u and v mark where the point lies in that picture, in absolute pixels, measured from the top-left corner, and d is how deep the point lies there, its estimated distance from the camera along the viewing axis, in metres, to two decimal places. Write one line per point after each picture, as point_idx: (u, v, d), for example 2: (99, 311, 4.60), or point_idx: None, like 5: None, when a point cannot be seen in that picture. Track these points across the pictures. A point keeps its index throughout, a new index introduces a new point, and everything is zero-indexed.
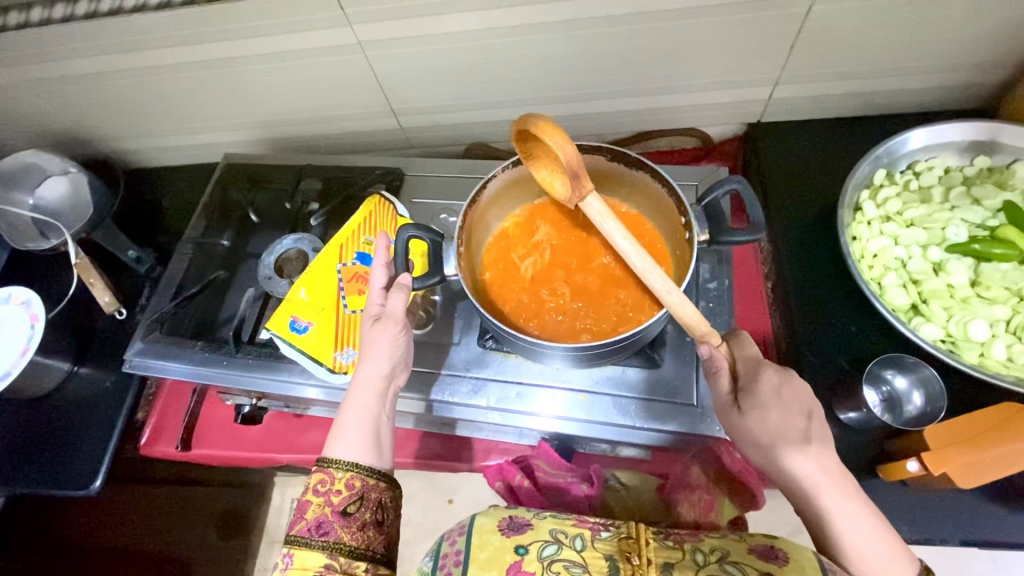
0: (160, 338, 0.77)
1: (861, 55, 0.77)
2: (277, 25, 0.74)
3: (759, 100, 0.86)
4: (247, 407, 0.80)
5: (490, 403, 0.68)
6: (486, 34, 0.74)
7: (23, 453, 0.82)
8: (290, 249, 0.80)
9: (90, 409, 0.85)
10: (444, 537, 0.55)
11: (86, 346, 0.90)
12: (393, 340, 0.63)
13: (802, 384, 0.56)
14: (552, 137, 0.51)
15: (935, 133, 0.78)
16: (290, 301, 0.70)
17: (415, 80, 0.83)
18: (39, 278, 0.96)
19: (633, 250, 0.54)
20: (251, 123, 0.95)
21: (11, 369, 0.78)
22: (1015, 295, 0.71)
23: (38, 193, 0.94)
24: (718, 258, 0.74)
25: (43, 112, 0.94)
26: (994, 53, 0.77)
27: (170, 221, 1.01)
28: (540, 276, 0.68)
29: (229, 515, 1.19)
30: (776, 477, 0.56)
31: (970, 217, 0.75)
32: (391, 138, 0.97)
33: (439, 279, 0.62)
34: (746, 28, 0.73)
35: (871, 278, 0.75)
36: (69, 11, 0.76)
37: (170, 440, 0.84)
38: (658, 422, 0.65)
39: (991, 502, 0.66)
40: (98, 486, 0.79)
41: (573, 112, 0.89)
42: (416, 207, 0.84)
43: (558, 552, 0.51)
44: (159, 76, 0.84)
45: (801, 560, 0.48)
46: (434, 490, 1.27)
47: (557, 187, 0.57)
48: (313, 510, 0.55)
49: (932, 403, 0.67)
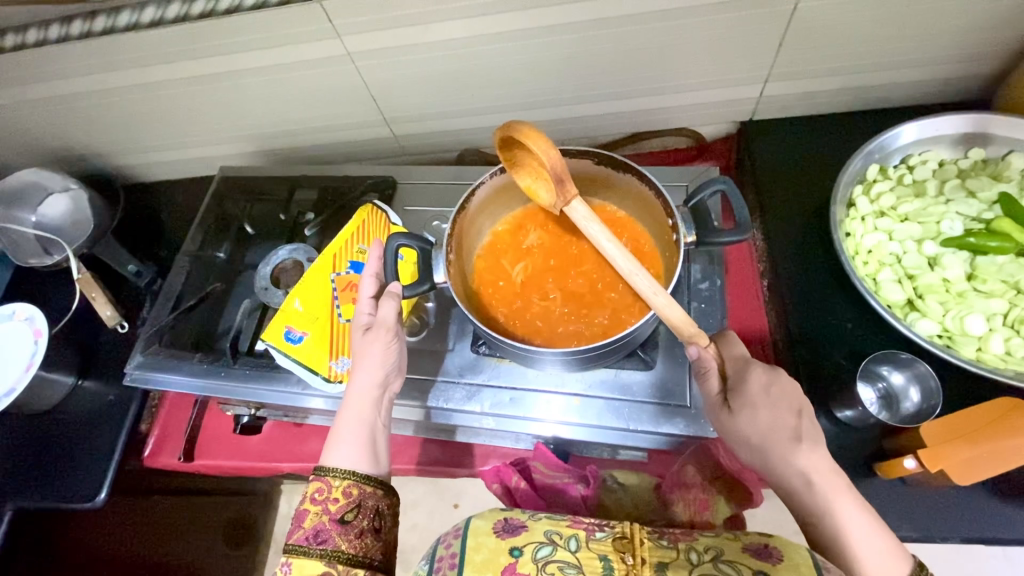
0: (159, 351, 0.78)
1: (852, 51, 0.77)
2: (269, 39, 0.75)
3: (748, 98, 0.86)
4: (247, 417, 0.80)
5: (484, 408, 0.69)
6: (471, 42, 0.75)
7: (25, 469, 0.83)
8: (286, 259, 0.81)
9: (93, 423, 0.86)
10: (440, 540, 0.55)
11: (88, 360, 0.91)
12: (384, 348, 0.64)
13: (790, 382, 0.56)
14: (536, 142, 0.51)
15: (927, 126, 0.77)
16: (285, 311, 0.71)
17: (406, 89, 0.83)
18: (44, 294, 0.97)
19: (618, 253, 0.54)
20: (246, 136, 0.96)
21: (15, 385, 0.80)
22: (1013, 287, 0.70)
23: (40, 211, 0.95)
24: (709, 258, 0.74)
25: (42, 130, 0.96)
26: (986, 44, 0.76)
27: (171, 234, 1.02)
28: (530, 281, 0.68)
29: (235, 525, 1.21)
30: (774, 479, 0.56)
31: (966, 211, 0.74)
32: (383, 146, 0.98)
33: (429, 286, 0.62)
34: (734, 27, 0.73)
35: (865, 274, 0.75)
36: (64, 32, 0.76)
37: (173, 451, 0.86)
38: (654, 423, 0.65)
39: (993, 498, 0.65)
40: (103, 498, 0.81)
41: (564, 116, 0.89)
42: (408, 215, 0.85)
43: (552, 553, 0.51)
44: (156, 92, 0.86)
45: (795, 557, 0.48)
46: (440, 495, 1.28)
47: (541, 194, 0.58)
48: (310, 519, 0.55)
49: (928, 401, 0.66)
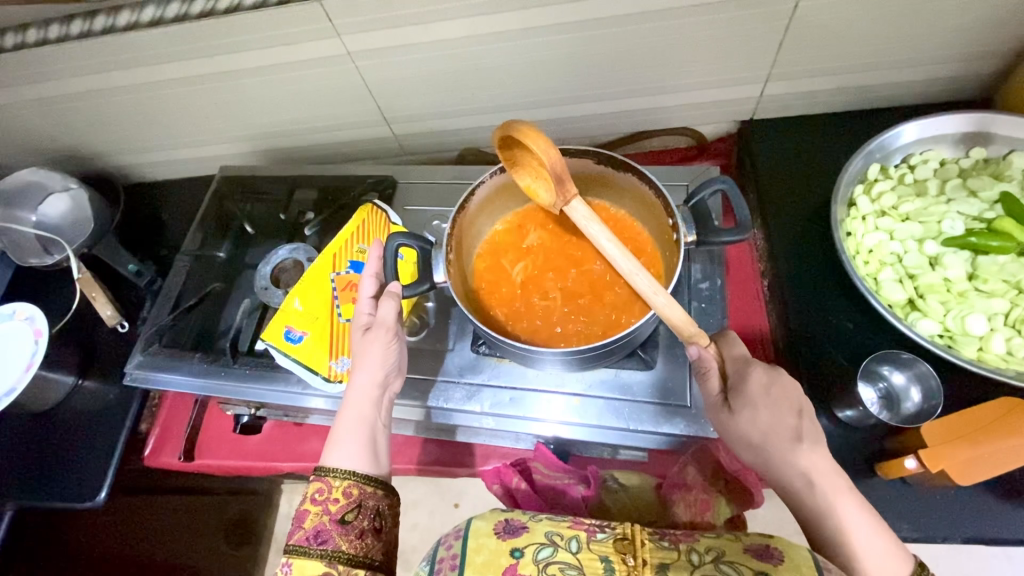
0: (159, 350, 0.78)
1: (852, 50, 0.77)
2: (269, 38, 0.75)
3: (749, 98, 0.86)
4: (247, 416, 0.80)
5: (485, 408, 0.69)
6: (471, 41, 0.75)
7: (25, 469, 0.83)
8: (286, 259, 0.81)
9: (93, 423, 0.86)
10: (441, 541, 0.55)
11: (89, 359, 0.91)
12: (384, 348, 0.63)
13: (791, 381, 0.56)
14: (536, 142, 0.51)
15: (928, 125, 0.77)
16: (285, 311, 0.71)
17: (406, 89, 0.83)
18: (44, 293, 0.97)
19: (618, 253, 0.54)
20: (246, 135, 0.96)
21: (16, 385, 0.80)
22: (1015, 287, 0.70)
23: (40, 210, 0.95)
24: (709, 258, 0.74)
25: (42, 130, 0.96)
26: (987, 44, 0.76)
27: (171, 233, 1.02)
28: (531, 280, 0.68)
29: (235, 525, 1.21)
30: (775, 479, 0.55)
31: (967, 210, 0.74)
32: (383, 146, 0.98)
33: (429, 286, 0.62)
34: (734, 27, 0.73)
35: (866, 274, 0.74)
36: (63, 31, 0.76)
37: (173, 451, 0.86)
38: (654, 423, 0.65)
39: (994, 499, 0.65)
40: (103, 498, 0.81)
41: (564, 115, 0.89)
42: (408, 215, 0.85)
43: (553, 554, 0.51)
44: (157, 91, 0.86)
45: (796, 558, 0.48)
46: (441, 495, 1.28)
47: (541, 194, 0.57)
48: (311, 520, 0.55)
49: (929, 400, 0.66)
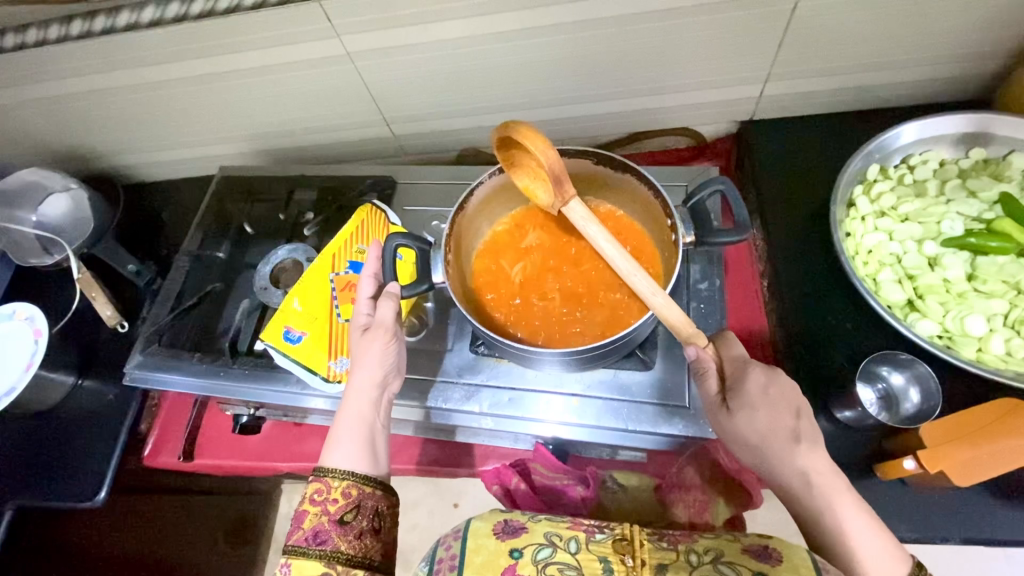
0: (159, 350, 0.78)
1: (852, 51, 0.77)
2: (270, 38, 0.75)
3: (748, 98, 0.86)
4: (246, 416, 0.80)
5: (484, 408, 0.69)
6: (470, 41, 0.75)
7: (24, 468, 0.84)
8: (285, 258, 0.81)
9: (93, 422, 0.86)
10: (440, 541, 0.55)
11: (89, 359, 0.91)
12: (383, 348, 0.63)
13: (789, 382, 0.56)
14: (535, 142, 0.51)
15: (928, 125, 0.77)
16: (284, 311, 0.71)
17: (405, 89, 0.83)
18: (44, 293, 0.97)
19: (617, 254, 0.54)
20: (246, 135, 0.96)
21: (16, 385, 0.80)
22: (1014, 288, 0.70)
23: (41, 210, 0.95)
24: (708, 258, 0.74)
25: (42, 130, 0.96)
26: (987, 44, 0.76)
27: (171, 233, 1.02)
28: (530, 281, 0.68)
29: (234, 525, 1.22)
30: (773, 480, 0.55)
31: (966, 211, 0.74)
32: (382, 146, 0.98)
33: (428, 287, 0.62)
34: (735, 27, 0.73)
35: (866, 274, 0.74)
36: (63, 31, 0.76)
37: (172, 452, 0.86)
38: (652, 424, 0.65)
39: (994, 499, 0.65)
40: (103, 497, 0.81)
41: (563, 115, 0.89)
42: (407, 215, 0.85)
43: (552, 555, 0.51)
44: (156, 91, 0.86)
45: (794, 559, 0.48)
46: (440, 495, 1.28)
47: (539, 194, 0.58)
48: (310, 520, 0.55)
49: (928, 401, 0.65)
